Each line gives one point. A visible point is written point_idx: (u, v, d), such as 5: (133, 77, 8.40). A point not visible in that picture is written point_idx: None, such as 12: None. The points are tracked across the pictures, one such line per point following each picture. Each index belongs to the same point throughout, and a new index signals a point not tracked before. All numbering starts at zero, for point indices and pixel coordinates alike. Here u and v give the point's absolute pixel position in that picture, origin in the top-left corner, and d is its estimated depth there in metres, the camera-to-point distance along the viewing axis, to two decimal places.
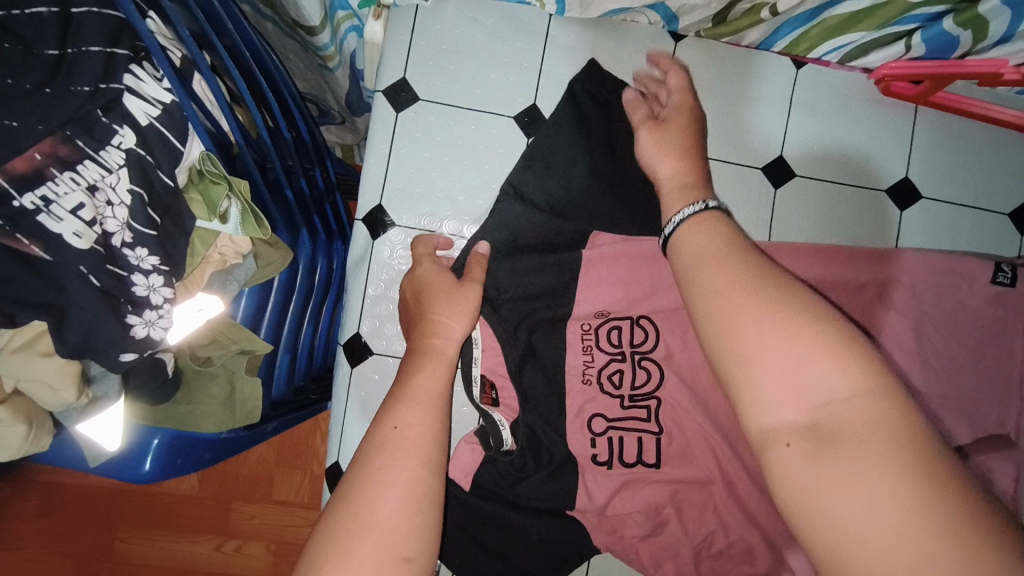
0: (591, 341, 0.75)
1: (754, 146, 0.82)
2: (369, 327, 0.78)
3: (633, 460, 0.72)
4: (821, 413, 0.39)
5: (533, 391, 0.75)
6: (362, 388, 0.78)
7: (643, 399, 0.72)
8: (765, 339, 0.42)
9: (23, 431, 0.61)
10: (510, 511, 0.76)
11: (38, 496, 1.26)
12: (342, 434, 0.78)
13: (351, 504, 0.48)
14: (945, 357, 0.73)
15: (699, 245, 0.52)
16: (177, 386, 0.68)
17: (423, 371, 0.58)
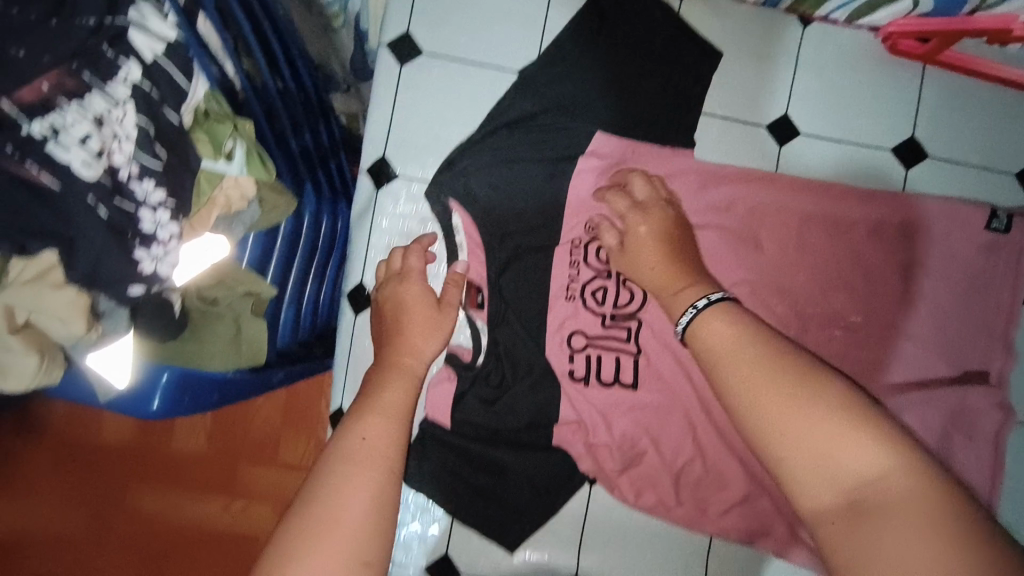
0: (578, 257, 0.78)
1: (759, 103, 0.81)
2: (372, 278, 0.79)
3: (610, 380, 0.78)
4: (859, 491, 0.41)
5: (519, 305, 0.78)
6: (366, 339, 0.80)
7: (624, 320, 0.78)
8: (790, 428, 0.45)
9: (35, 362, 0.64)
10: (509, 453, 0.79)
11: (53, 456, 1.29)
12: (345, 381, 0.80)
13: (305, 514, 0.47)
14: (932, 305, 0.80)
15: (715, 333, 0.54)
16: (185, 325, 0.69)
17: (387, 390, 0.59)
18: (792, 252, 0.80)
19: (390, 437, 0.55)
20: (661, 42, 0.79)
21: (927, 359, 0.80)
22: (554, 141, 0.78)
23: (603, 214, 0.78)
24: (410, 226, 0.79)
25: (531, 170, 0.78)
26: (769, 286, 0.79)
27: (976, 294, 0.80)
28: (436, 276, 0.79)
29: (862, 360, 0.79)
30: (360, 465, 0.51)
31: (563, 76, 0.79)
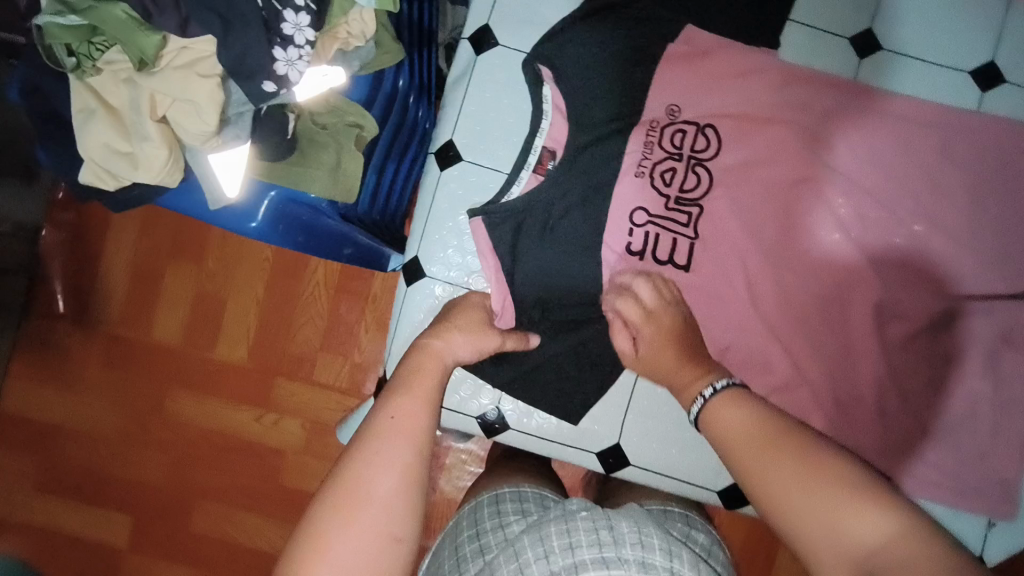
0: (654, 137, 0.81)
1: (843, 16, 0.86)
2: (460, 136, 0.83)
3: (665, 259, 0.81)
4: (866, 562, 0.49)
5: (592, 176, 0.80)
6: (445, 200, 0.83)
7: (687, 205, 0.82)
8: (800, 507, 0.54)
9: (166, 156, 0.70)
10: (569, 320, 0.82)
11: (107, 346, 1.32)
12: (422, 234, 0.83)
13: (344, 480, 0.58)
14: (997, 222, 0.81)
15: (724, 424, 0.64)
16: (293, 148, 0.76)
17: (421, 372, 0.68)
18: (868, 157, 0.81)
19: (414, 416, 0.63)
20: None
21: (992, 275, 0.80)
22: (646, 28, 0.83)
23: (684, 97, 0.82)
24: (501, 94, 0.84)
25: (622, 53, 0.82)
26: (839, 186, 0.81)
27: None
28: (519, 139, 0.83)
29: (925, 268, 0.80)
30: (388, 441, 0.60)
31: None
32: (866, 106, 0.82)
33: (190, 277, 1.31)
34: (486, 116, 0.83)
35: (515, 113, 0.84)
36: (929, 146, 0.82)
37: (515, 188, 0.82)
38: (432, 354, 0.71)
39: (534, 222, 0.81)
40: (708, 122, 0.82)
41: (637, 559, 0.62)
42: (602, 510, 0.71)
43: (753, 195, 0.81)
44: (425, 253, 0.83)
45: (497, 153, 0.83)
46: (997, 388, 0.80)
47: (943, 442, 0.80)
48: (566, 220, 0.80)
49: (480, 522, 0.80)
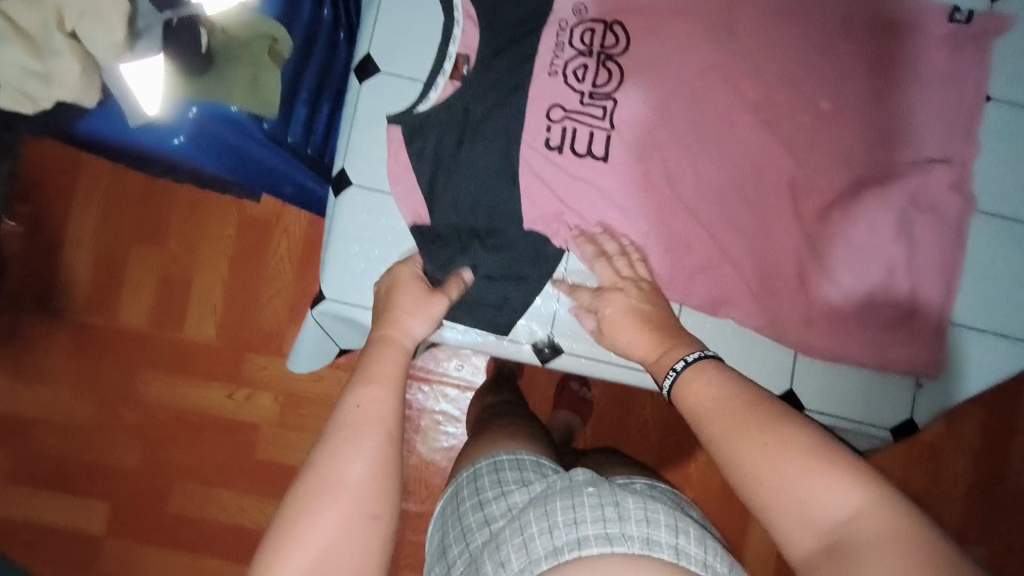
0: (564, 37, 0.84)
1: None
2: (377, 47, 0.85)
3: (583, 151, 0.83)
4: (834, 532, 0.50)
5: (506, 77, 0.83)
6: (365, 111, 0.85)
7: (601, 99, 0.84)
8: (770, 479, 0.54)
9: (79, 71, 0.72)
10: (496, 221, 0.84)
11: (74, 335, 1.29)
12: (346, 147, 0.85)
13: (318, 469, 0.59)
14: (899, 94, 0.84)
15: (697, 398, 0.63)
16: (208, 62, 0.78)
17: (384, 357, 0.68)
18: (769, 42, 0.84)
19: (378, 399, 0.64)
20: None
21: (896, 143, 0.83)
22: None
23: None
24: (414, 6, 0.86)
25: None
26: (743, 69, 0.83)
27: (938, 84, 0.85)
28: (434, 48, 0.86)
29: (835, 143, 0.83)
30: (356, 432, 0.61)
31: None
32: None
33: (156, 261, 1.31)
34: (401, 28, 0.86)
35: (428, 23, 0.86)
36: (828, 25, 0.85)
37: (433, 93, 0.84)
38: (388, 341, 0.71)
39: (454, 125, 0.82)
40: (614, 19, 0.85)
41: (639, 535, 0.63)
42: (609, 487, 0.70)
43: (664, 85, 0.83)
44: (351, 166, 0.85)
45: (415, 63, 0.86)
46: (912, 250, 0.82)
47: (867, 309, 0.82)
48: (486, 119, 0.82)
49: (482, 492, 0.82)
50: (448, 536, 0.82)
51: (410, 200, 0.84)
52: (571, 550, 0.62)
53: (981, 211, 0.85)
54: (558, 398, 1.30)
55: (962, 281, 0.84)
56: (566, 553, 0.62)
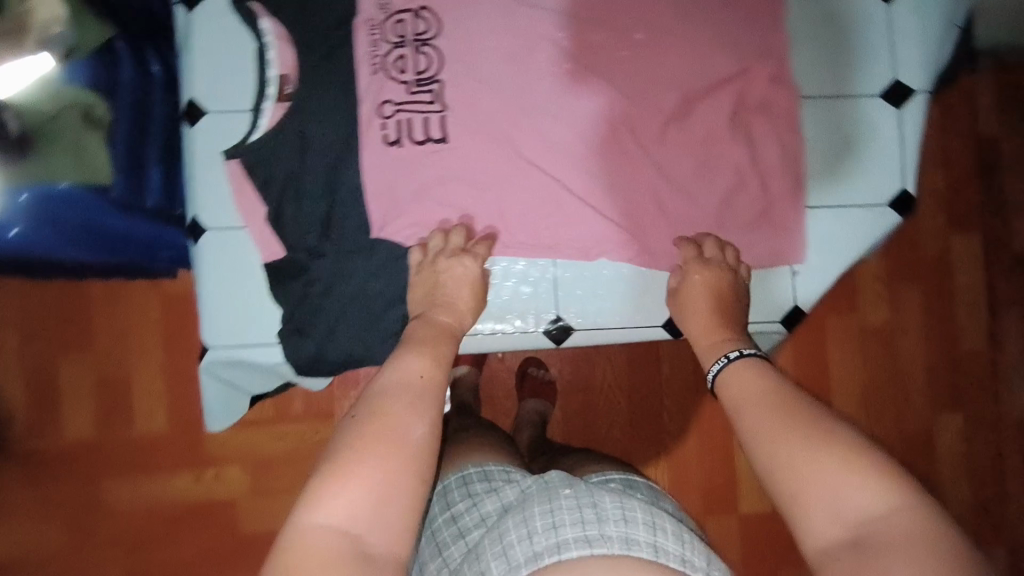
0: (376, 34, 0.85)
1: None
2: (198, 91, 0.86)
3: (423, 139, 0.84)
4: (860, 528, 0.52)
5: (328, 87, 0.84)
6: (204, 155, 0.85)
7: (427, 84, 0.84)
8: (802, 469, 0.56)
9: None
10: (359, 226, 0.84)
11: (24, 465, 1.22)
12: (194, 195, 0.86)
13: (383, 416, 0.61)
14: (704, 5, 0.86)
15: (743, 390, 0.68)
16: (25, 150, 0.81)
17: (431, 332, 0.75)
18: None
19: (434, 376, 0.68)
20: None
21: (715, 51, 0.85)
22: None
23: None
24: (223, 41, 0.87)
25: None
26: (550, 21, 0.85)
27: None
28: (252, 77, 0.86)
29: (660, 67, 0.85)
30: (417, 394, 0.65)
31: None
32: None
33: (87, 366, 1.24)
34: (217, 66, 0.86)
35: (241, 54, 0.87)
36: None
37: (263, 119, 0.84)
38: (431, 322, 0.77)
39: (291, 148, 0.83)
40: (421, 4, 0.85)
41: (617, 534, 0.62)
42: (586, 486, 0.69)
43: (478, 58, 0.85)
44: (204, 212, 0.85)
45: (238, 96, 0.86)
46: (753, 150, 0.86)
47: (727, 215, 0.86)
48: (317, 131, 0.83)
49: (454, 505, 0.81)
50: (423, 556, 0.79)
51: (262, 235, 0.84)
52: (551, 554, 0.60)
53: (804, 95, 0.87)
54: (522, 389, 1.28)
55: (809, 166, 0.87)
56: (546, 558, 0.60)
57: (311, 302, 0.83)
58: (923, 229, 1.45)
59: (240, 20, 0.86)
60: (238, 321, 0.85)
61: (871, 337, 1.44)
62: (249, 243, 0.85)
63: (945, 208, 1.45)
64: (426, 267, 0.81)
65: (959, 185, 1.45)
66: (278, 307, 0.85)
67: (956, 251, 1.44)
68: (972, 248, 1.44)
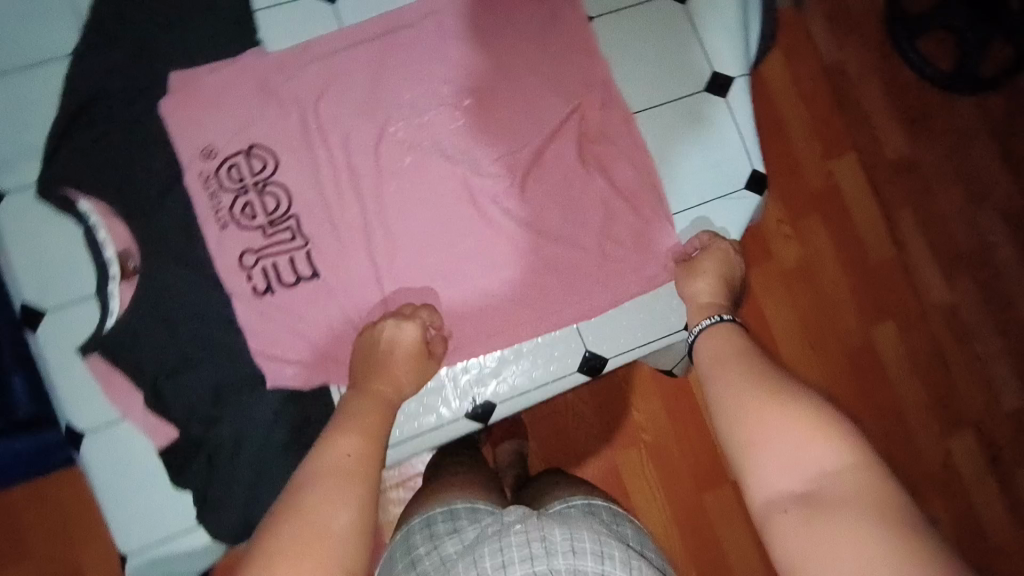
0: (214, 186, 0.83)
1: None
2: (31, 292, 0.81)
3: (293, 280, 0.83)
4: (815, 483, 0.46)
5: (179, 251, 0.82)
6: (58, 355, 0.80)
7: (282, 222, 0.83)
8: (763, 418, 0.51)
9: None
10: (252, 378, 0.81)
11: None
12: (60, 399, 0.80)
13: (306, 512, 0.50)
14: (520, 55, 0.88)
15: (716, 349, 0.63)
16: None
17: (366, 410, 0.65)
18: (384, 83, 0.86)
19: (367, 453, 0.58)
20: None
21: (541, 98, 0.87)
22: (127, 102, 0.83)
23: (206, 136, 0.84)
24: (39, 232, 0.81)
25: (124, 137, 0.83)
26: (377, 119, 0.86)
27: (539, 29, 0.89)
28: (85, 258, 0.82)
29: (498, 129, 0.87)
30: (349, 477, 0.55)
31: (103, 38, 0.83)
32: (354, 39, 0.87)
33: None
34: (42, 260, 0.81)
35: (64, 239, 0.82)
36: (425, 36, 0.88)
37: (113, 302, 0.81)
38: (368, 396, 0.68)
39: (157, 324, 0.81)
40: (249, 143, 0.84)
41: (566, 568, 0.58)
42: (538, 517, 0.64)
43: (322, 178, 0.85)
44: (77, 413, 0.80)
45: (75, 283, 0.81)
46: (608, 176, 0.88)
47: (606, 243, 0.87)
48: (179, 301, 0.81)
49: (413, 549, 0.68)
50: None
51: (150, 421, 0.80)
52: None
53: (636, 112, 0.90)
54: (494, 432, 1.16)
55: (665, 174, 0.90)
56: None
57: (222, 472, 0.79)
58: (800, 158, 1.30)
59: (50, 206, 0.82)
60: (147, 515, 0.79)
61: (794, 274, 1.27)
62: (134, 430, 0.80)
63: (815, 133, 1.31)
64: (368, 334, 0.77)
65: (816, 110, 1.31)
66: (187, 489, 0.80)
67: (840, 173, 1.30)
68: (853, 165, 1.31)
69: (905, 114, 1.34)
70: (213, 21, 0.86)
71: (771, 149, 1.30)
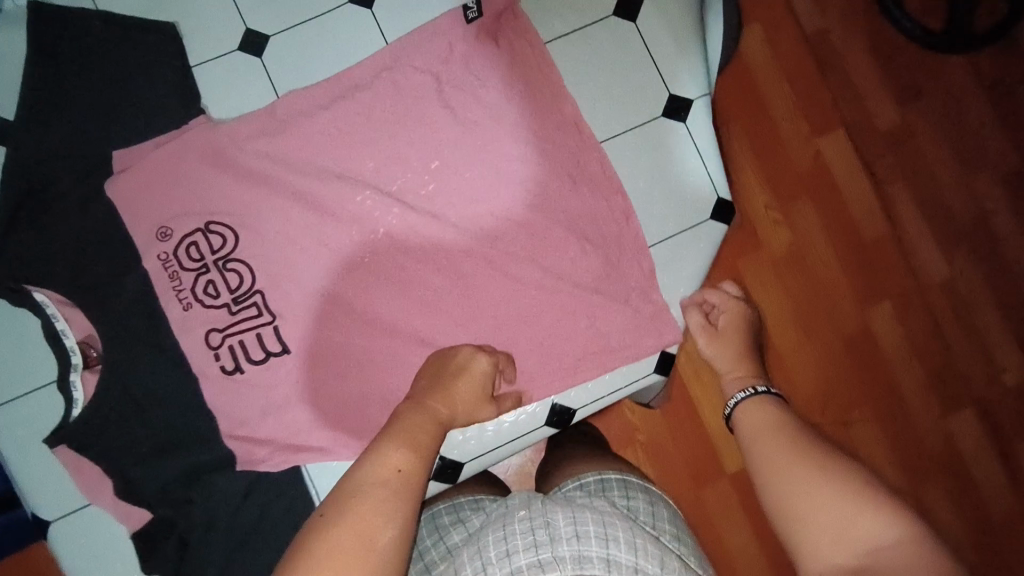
0: (173, 266, 0.81)
1: (218, 36, 0.86)
2: None
3: (262, 356, 0.81)
4: (869, 556, 0.47)
5: (142, 334, 0.81)
6: (19, 447, 0.80)
7: (247, 298, 0.82)
8: (811, 492, 0.54)
9: None
10: (222, 459, 0.80)
11: None
12: (27, 489, 0.80)
13: (350, 518, 0.50)
14: (478, 104, 0.85)
15: (754, 423, 0.66)
16: None
17: (416, 419, 0.62)
18: (339, 146, 0.84)
19: (412, 463, 0.57)
20: (109, 42, 0.83)
21: (502, 147, 0.84)
22: (72, 185, 0.82)
23: (160, 213, 0.82)
24: None
25: (71, 220, 0.81)
26: (337, 185, 0.83)
27: (495, 72, 0.85)
28: (38, 349, 0.81)
29: (464, 185, 0.84)
30: (393, 495, 0.53)
31: (41, 120, 0.82)
32: (302, 104, 0.84)
33: None
34: None
35: (13, 330, 0.81)
36: (377, 95, 0.84)
37: (76, 393, 0.80)
38: (425, 408, 0.65)
39: (122, 410, 0.80)
40: (206, 220, 0.82)
41: (571, 554, 0.54)
42: (543, 503, 0.62)
43: (285, 251, 0.83)
44: (43, 502, 0.80)
45: (29, 373, 0.80)
46: (582, 222, 0.84)
47: (580, 292, 0.83)
48: (146, 386, 0.80)
49: (420, 542, 0.71)
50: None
51: (117, 507, 0.79)
52: None
53: (603, 140, 0.86)
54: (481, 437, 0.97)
55: (640, 212, 0.85)
56: None
57: (191, 557, 0.79)
58: (787, 140, 1.14)
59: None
60: None
61: (786, 268, 1.13)
62: (104, 514, 0.80)
63: (803, 111, 1.15)
64: (437, 355, 0.75)
65: (802, 86, 1.15)
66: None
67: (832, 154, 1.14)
68: (845, 143, 1.16)
69: (897, 80, 1.20)
70: (157, 92, 0.84)
71: (748, 132, 1.14)
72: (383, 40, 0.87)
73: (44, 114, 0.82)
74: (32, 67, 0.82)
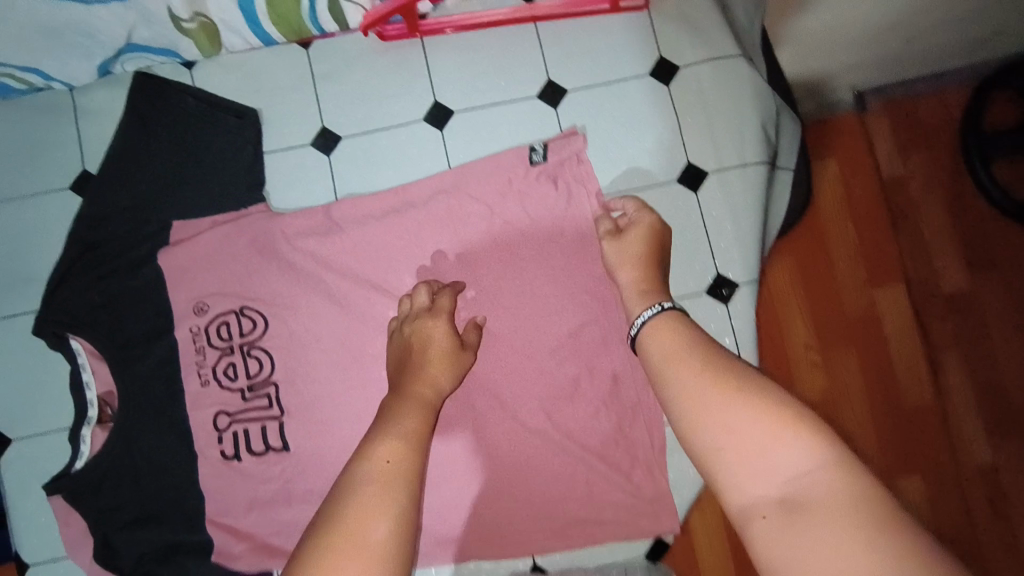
0: (201, 342, 0.84)
1: (295, 130, 0.90)
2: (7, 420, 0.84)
3: (262, 450, 0.82)
4: (788, 488, 0.45)
5: (156, 402, 0.83)
6: (23, 484, 0.84)
7: (261, 388, 0.83)
8: (728, 428, 0.48)
9: None
10: (201, 543, 0.81)
11: None
12: (19, 527, 0.83)
13: (344, 521, 0.49)
14: (523, 242, 0.85)
15: (665, 348, 0.55)
16: None
17: (405, 399, 0.62)
18: (382, 258, 0.86)
19: (402, 448, 0.55)
20: (193, 119, 0.88)
21: (537, 290, 0.84)
22: (128, 247, 0.86)
23: (200, 289, 0.85)
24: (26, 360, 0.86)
25: (120, 280, 0.85)
26: (373, 297, 0.85)
27: (547, 214, 0.85)
28: (64, 396, 0.85)
29: (492, 320, 0.84)
30: (387, 487, 0.52)
31: (116, 182, 0.87)
32: (356, 210, 0.86)
33: None
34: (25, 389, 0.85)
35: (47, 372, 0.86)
36: (429, 216, 0.86)
37: (83, 446, 0.82)
38: (409, 391, 0.63)
39: (119, 473, 0.82)
40: (241, 304, 0.85)
41: None
42: None
43: (307, 349, 0.84)
44: (29, 544, 0.82)
45: (49, 416, 0.85)
46: (600, 383, 0.82)
47: (584, 453, 0.82)
48: (148, 454, 0.82)
49: None
50: None
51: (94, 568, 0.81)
52: None
53: None
54: None
55: None
56: None
57: None
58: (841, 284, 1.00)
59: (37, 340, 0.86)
60: None
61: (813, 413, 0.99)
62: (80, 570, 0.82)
63: (862, 257, 1.00)
64: (399, 336, 0.73)
65: (868, 231, 1.01)
66: None
67: (888, 308, 0.99)
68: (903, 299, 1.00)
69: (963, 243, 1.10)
70: (227, 173, 0.88)
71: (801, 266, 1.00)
72: (446, 164, 0.89)
73: (119, 176, 0.87)
74: (120, 130, 0.88)
